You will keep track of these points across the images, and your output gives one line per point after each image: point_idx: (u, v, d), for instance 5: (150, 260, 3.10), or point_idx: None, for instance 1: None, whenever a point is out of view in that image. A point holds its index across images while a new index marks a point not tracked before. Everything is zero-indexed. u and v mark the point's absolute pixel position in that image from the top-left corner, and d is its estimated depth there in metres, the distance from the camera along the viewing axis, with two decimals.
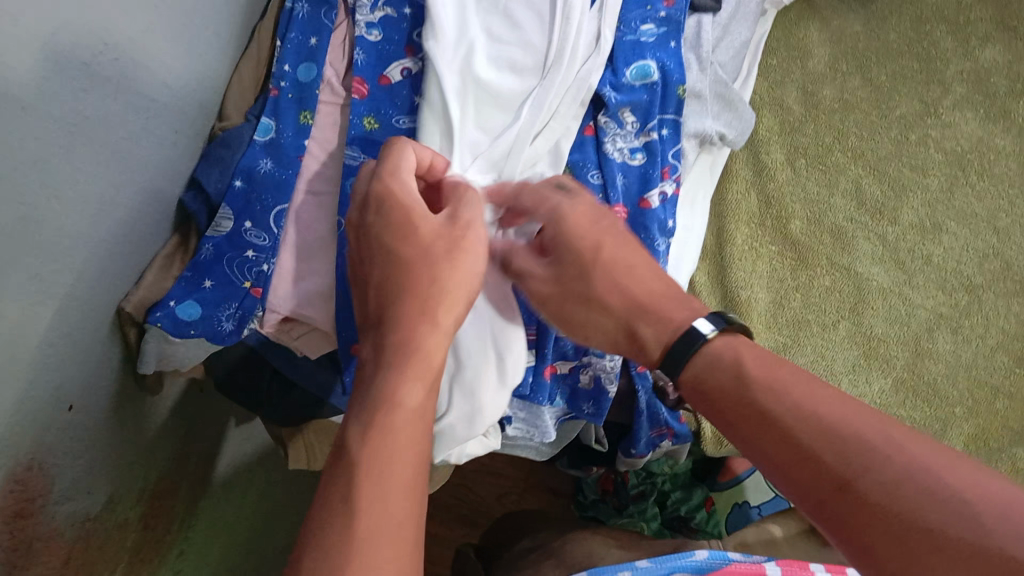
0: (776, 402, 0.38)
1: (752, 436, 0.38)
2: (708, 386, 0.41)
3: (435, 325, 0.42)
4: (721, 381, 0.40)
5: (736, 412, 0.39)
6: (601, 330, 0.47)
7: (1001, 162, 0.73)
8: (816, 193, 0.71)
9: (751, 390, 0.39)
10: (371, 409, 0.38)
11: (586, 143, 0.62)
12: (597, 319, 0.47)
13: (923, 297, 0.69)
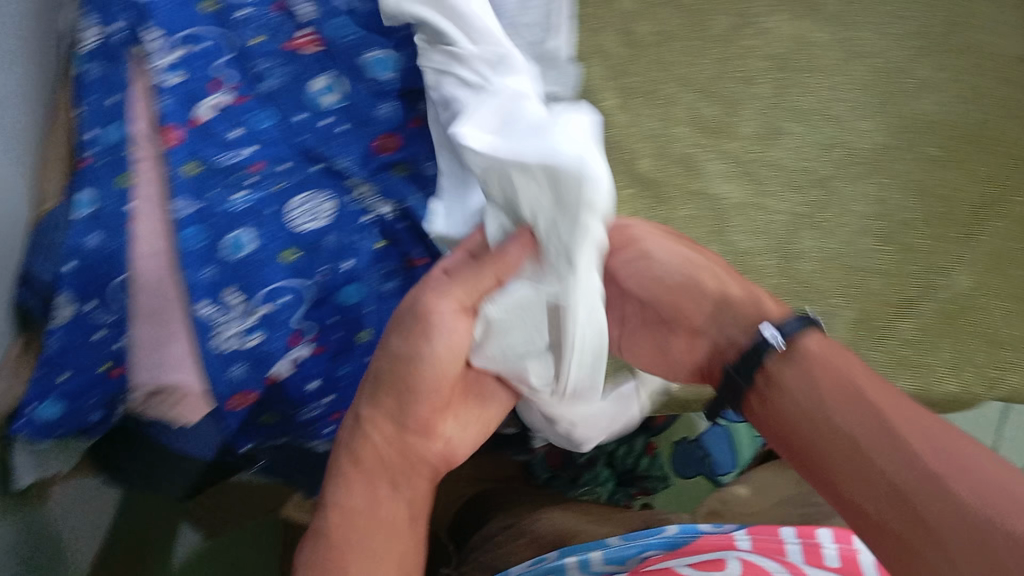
0: (866, 406, 0.48)
1: (816, 455, 0.49)
2: (775, 398, 0.53)
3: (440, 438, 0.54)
4: (797, 398, 0.51)
5: (835, 407, 0.49)
6: (696, 351, 0.60)
7: (822, 53, 0.74)
8: (655, 128, 0.72)
9: (848, 399, 0.49)
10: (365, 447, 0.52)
11: (414, 136, 0.62)
12: (694, 339, 0.60)
13: (780, 202, 0.71)
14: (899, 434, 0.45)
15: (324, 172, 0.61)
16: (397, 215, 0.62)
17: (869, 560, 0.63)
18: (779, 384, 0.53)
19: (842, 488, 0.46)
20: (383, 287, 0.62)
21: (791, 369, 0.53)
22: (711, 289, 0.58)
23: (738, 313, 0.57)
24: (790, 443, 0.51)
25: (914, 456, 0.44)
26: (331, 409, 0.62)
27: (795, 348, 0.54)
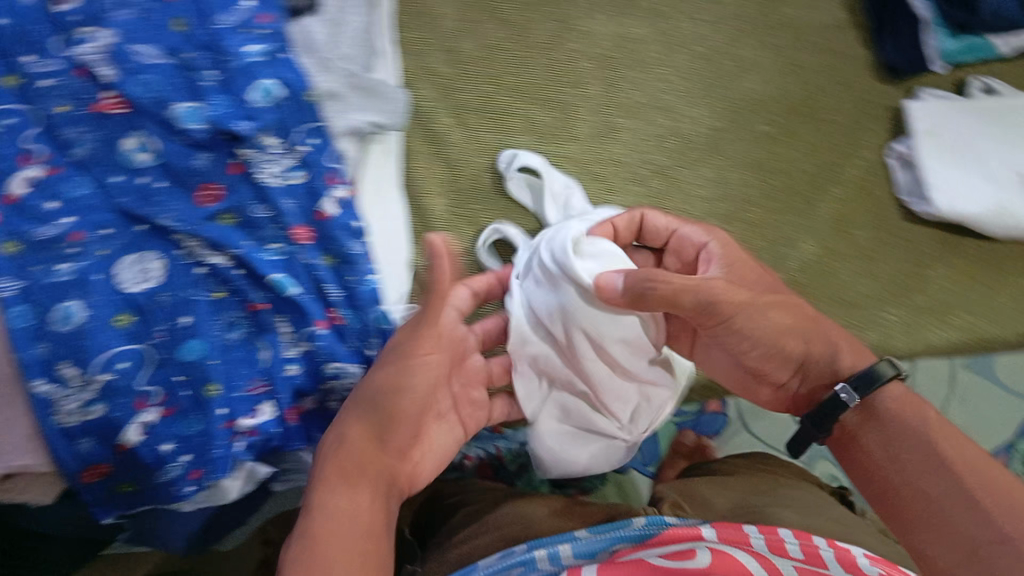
0: (937, 453, 0.53)
1: (894, 505, 0.54)
2: (865, 436, 0.57)
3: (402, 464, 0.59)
4: (870, 453, 0.57)
5: (908, 454, 0.55)
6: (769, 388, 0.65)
7: (645, 48, 0.76)
8: (493, 141, 0.73)
9: (922, 445, 0.54)
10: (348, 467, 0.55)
11: (237, 181, 0.61)
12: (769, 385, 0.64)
13: (625, 197, 0.72)
14: (977, 494, 0.51)
15: (150, 232, 0.60)
16: (232, 262, 0.61)
17: (834, 557, 0.58)
18: (863, 445, 0.57)
19: (911, 535, 0.53)
20: (226, 337, 0.61)
21: (872, 425, 0.57)
22: (795, 352, 0.61)
23: (816, 372, 0.60)
24: (869, 488, 0.56)
25: (975, 502, 0.50)
26: (191, 468, 0.60)
27: (875, 407, 0.58)
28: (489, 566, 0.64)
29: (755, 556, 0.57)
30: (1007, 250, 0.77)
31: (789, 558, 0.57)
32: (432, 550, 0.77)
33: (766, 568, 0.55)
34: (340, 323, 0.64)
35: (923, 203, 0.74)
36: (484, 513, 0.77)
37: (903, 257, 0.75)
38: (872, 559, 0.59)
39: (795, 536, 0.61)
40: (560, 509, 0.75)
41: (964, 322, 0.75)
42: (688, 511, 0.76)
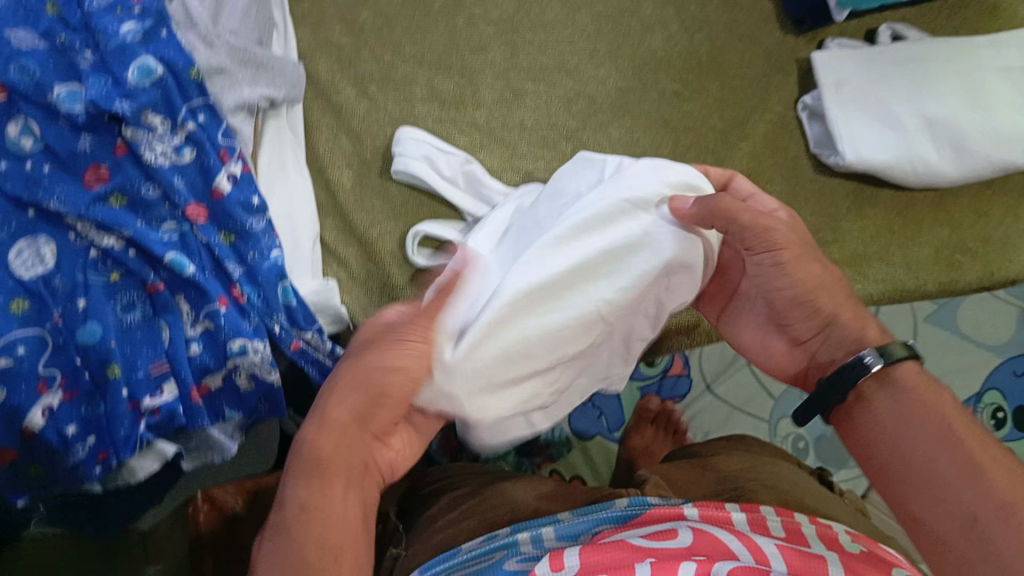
0: (897, 440, 0.52)
1: (899, 470, 0.51)
2: (861, 412, 0.55)
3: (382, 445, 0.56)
4: (879, 422, 0.53)
5: (882, 461, 0.53)
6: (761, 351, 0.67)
7: (546, 9, 0.78)
8: (397, 109, 0.74)
9: (913, 420, 0.52)
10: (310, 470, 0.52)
11: (125, 163, 0.62)
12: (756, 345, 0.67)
13: (534, 160, 0.73)
14: (977, 461, 0.48)
15: (39, 217, 0.60)
16: (124, 244, 0.62)
17: (811, 531, 0.61)
18: (867, 405, 0.54)
19: (904, 495, 0.51)
20: (125, 318, 0.61)
21: (884, 392, 0.54)
22: (828, 310, 0.59)
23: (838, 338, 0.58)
24: (873, 454, 0.54)
25: (981, 477, 0.47)
26: (96, 448, 0.61)
27: (888, 374, 0.54)
28: (473, 549, 0.63)
29: (736, 535, 0.58)
30: (919, 203, 0.77)
31: (769, 536, 0.59)
32: (415, 531, 0.74)
33: (747, 547, 0.56)
34: (241, 299, 0.64)
35: (834, 154, 0.74)
36: (469, 496, 0.74)
37: (816, 211, 0.76)
38: (854, 536, 0.63)
39: (777, 514, 0.62)
40: (549, 492, 0.73)
41: (882, 274, 0.75)
42: (670, 488, 0.73)
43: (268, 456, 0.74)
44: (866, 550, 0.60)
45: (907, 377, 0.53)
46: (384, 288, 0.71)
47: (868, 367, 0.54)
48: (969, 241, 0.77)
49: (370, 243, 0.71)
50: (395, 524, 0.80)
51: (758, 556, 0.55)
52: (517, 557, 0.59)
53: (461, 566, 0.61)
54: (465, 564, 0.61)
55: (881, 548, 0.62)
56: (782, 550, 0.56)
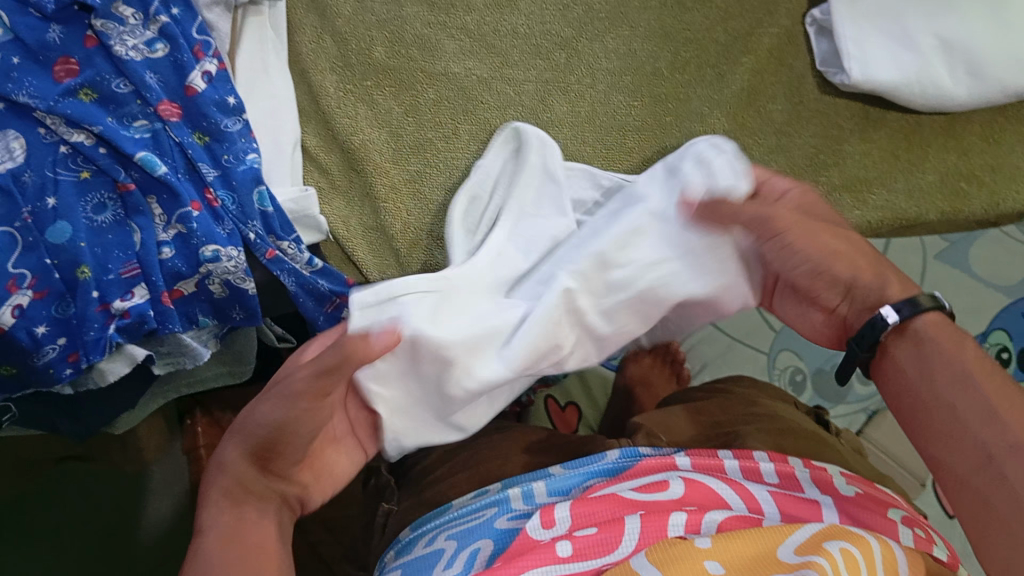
0: (929, 385, 0.50)
1: (925, 421, 0.50)
2: (887, 370, 0.53)
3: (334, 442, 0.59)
4: (902, 371, 0.52)
5: (915, 404, 0.51)
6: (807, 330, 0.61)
7: None
8: (385, 11, 0.71)
9: (934, 377, 0.50)
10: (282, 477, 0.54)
11: (94, 55, 0.59)
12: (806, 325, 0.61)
13: (526, 70, 0.72)
14: (993, 402, 0.46)
15: (10, 110, 0.57)
16: (95, 141, 0.59)
17: (807, 476, 0.59)
18: (891, 358, 0.53)
19: (931, 443, 0.49)
20: (95, 219, 0.59)
21: (906, 343, 0.52)
22: (845, 275, 0.56)
23: (862, 297, 0.55)
24: (901, 405, 0.52)
25: (1000, 419, 0.45)
26: (66, 350, 0.60)
27: (909, 326, 0.52)
28: (465, 505, 0.61)
29: (727, 482, 0.57)
30: (926, 125, 0.75)
31: (762, 484, 0.58)
32: (408, 486, 0.75)
33: (739, 495, 0.56)
34: (216, 204, 0.62)
35: (840, 73, 0.73)
36: (460, 450, 0.74)
37: (818, 130, 0.74)
38: (849, 478, 0.62)
39: (770, 459, 0.60)
40: (540, 439, 0.73)
41: (882, 202, 0.74)
42: (662, 438, 0.73)
43: (245, 365, 0.74)
44: (862, 492, 0.59)
45: (922, 325, 0.52)
46: (367, 202, 0.70)
47: (886, 323, 0.52)
48: (976, 168, 0.76)
49: (355, 152, 0.69)
50: (388, 477, 0.80)
51: (750, 504, 0.55)
52: (507, 515, 0.56)
53: (451, 525, 0.58)
54: (453, 523, 0.59)
55: (877, 489, 0.61)
56: (775, 496, 0.56)
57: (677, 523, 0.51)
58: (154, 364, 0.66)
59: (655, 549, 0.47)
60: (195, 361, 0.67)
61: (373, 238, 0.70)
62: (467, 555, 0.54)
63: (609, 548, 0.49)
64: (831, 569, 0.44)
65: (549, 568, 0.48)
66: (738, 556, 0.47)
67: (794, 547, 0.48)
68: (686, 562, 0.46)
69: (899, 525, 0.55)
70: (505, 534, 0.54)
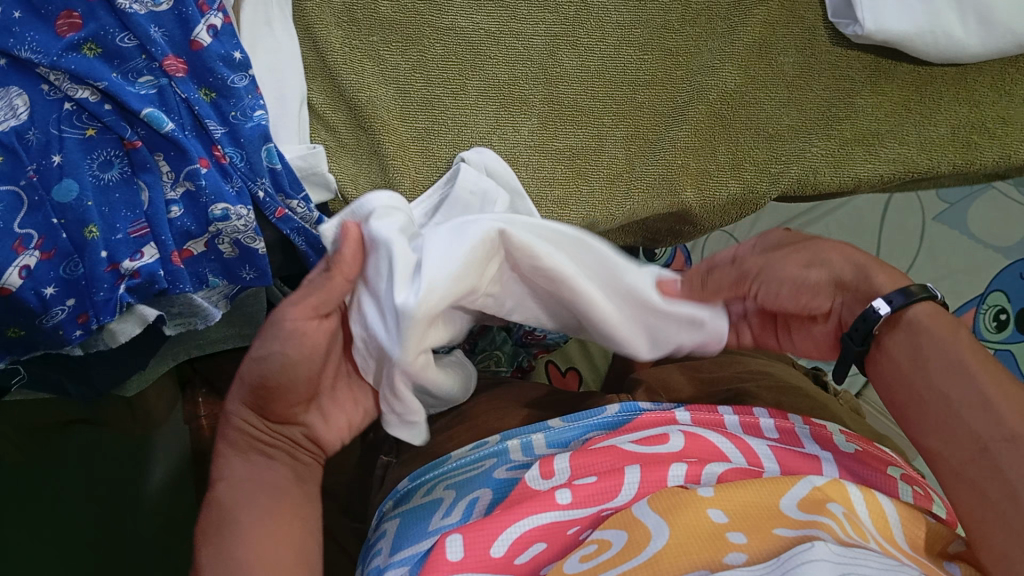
0: (916, 370, 0.51)
1: (916, 409, 0.51)
2: (879, 361, 0.54)
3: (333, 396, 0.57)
4: (897, 364, 0.53)
5: (906, 397, 0.52)
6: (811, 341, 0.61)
7: None
8: None
9: (911, 368, 0.52)
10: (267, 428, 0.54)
11: (97, 8, 0.57)
12: (806, 336, 0.60)
13: (534, 24, 0.72)
14: (989, 392, 0.47)
15: (11, 67, 0.56)
16: (99, 97, 0.57)
17: (806, 430, 0.59)
18: (885, 350, 0.54)
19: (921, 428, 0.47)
20: (102, 177, 0.58)
21: (901, 336, 0.53)
22: (836, 265, 0.55)
23: (862, 294, 0.55)
24: (891, 395, 0.53)
25: (993, 408, 0.47)
26: (76, 311, 0.58)
27: (900, 318, 0.53)
28: (462, 456, 0.60)
29: (726, 435, 0.56)
30: (938, 79, 0.75)
31: (762, 438, 0.58)
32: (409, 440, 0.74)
33: (738, 447, 0.55)
34: (224, 161, 0.61)
35: (853, 24, 0.72)
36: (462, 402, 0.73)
37: (831, 82, 0.74)
38: (847, 434, 0.62)
39: (769, 415, 0.61)
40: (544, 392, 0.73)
41: (895, 154, 0.73)
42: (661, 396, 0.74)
43: (253, 326, 0.73)
44: (861, 449, 0.59)
45: (915, 317, 0.52)
46: (375, 159, 0.68)
47: (879, 315, 0.52)
48: (987, 121, 0.75)
49: (362, 108, 0.68)
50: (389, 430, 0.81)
51: (750, 458, 0.54)
52: (507, 465, 0.56)
53: (449, 476, 0.58)
54: (452, 474, 0.58)
55: (874, 445, 0.61)
56: (776, 452, 0.55)
57: (677, 475, 0.51)
58: (164, 325, 0.65)
59: (659, 498, 0.47)
60: (205, 322, 0.66)
61: None
62: (466, 504, 0.54)
63: (608, 498, 0.50)
64: (840, 530, 0.43)
65: (551, 516, 0.49)
66: (746, 504, 0.46)
67: (796, 500, 0.47)
68: (688, 509, 0.45)
69: (898, 483, 0.55)
70: (504, 484, 0.55)
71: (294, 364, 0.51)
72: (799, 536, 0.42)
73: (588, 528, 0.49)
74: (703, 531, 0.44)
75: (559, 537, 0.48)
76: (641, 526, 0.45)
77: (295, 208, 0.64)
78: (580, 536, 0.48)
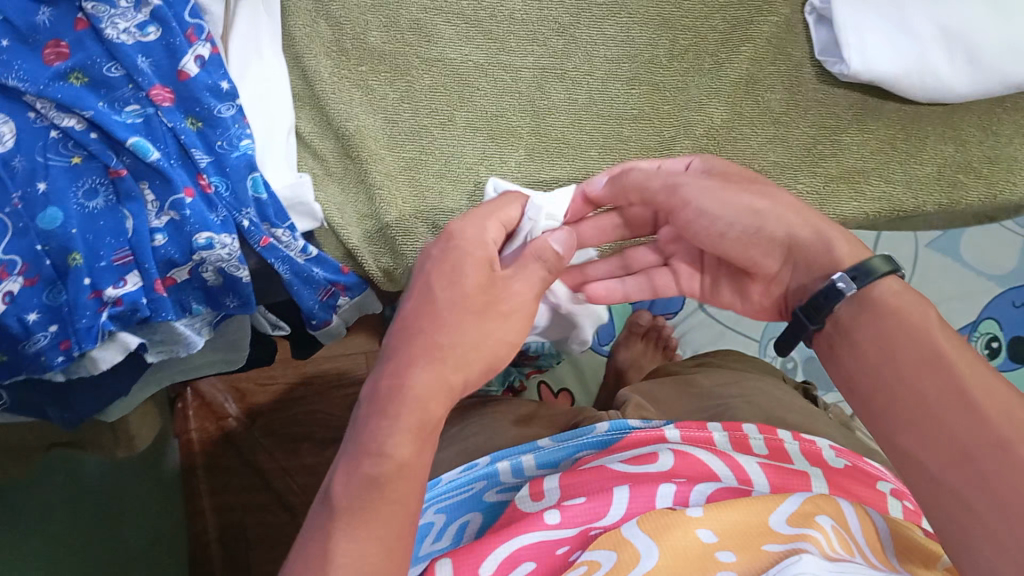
0: (886, 366, 0.44)
1: (889, 409, 0.43)
2: (844, 356, 0.47)
3: (432, 374, 0.44)
4: (862, 354, 0.45)
5: (886, 400, 0.43)
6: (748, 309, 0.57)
7: None
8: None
9: (907, 369, 0.42)
10: (384, 397, 0.43)
11: (84, 38, 0.58)
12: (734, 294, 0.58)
13: (523, 56, 0.73)
14: (964, 387, 0.40)
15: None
16: (86, 126, 0.58)
17: (796, 449, 0.60)
18: (847, 341, 0.47)
19: (886, 429, 0.43)
20: (87, 205, 0.58)
21: (863, 319, 0.46)
22: (778, 234, 0.51)
23: (810, 260, 0.49)
24: (856, 394, 0.45)
25: (972, 406, 0.39)
26: (58, 338, 0.58)
27: (868, 295, 0.46)
28: (451, 479, 0.58)
29: (716, 453, 0.57)
30: (925, 117, 0.76)
31: (752, 455, 0.58)
32: None
33: (728, 466, 0.55)
34: (209, 191, 0.61)
35: (839, 62, 0.73)
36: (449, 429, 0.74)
37: (817, 120, 0.75)
38: (837, 450, 0.62)
39: (759, 432, 0.61)
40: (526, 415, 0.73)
41: (881, 192, 0.74)
42: (649, 409, 0.74)
43: (240, 351, 0.73)
44: (851, 465, 0.58)
45: (889, 295, 0.45)
46: (361, 188, 0.69)
47: (840, 291, 0.46)
48: (975, 161, 0.76)
49: (351, 138, 0.68)
50: None
51: (739, 474, 0.54)
52: (497, 487, 0.57)
53: (438, 497, 0.56)
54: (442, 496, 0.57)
55: (866, 461, 0.61)
56: (764, 469, 0.55)
57: (666, 496, 0.50)
58: (145, 353, 0.65)
59: (648, 519, 0.46)
60: (185, 351, 0.66)
61: (368, 225, 0.69)
62: (456, 529, 0.54)
63: (597, 517, 0.49)
64: (827, 544, 0.43)
65: (537, 535, 0.48)
66: (733, 525, 0.46)
67: (786, 517, 0.47)
68: (675, 529, 0.45)
69: (887, 497, 0.56)
70: (493, 508, 0.55)
71: (443, 335, 0.46)
72: (785, 551, 0.42)
73: (577, 549, 0.48)
74: (691, 551, 0.44)
75: (547, 556, 0.47)
76: (629, 545, 0.45)
77: (280, 237, 0.65)
78: (569, 557, 0.47)
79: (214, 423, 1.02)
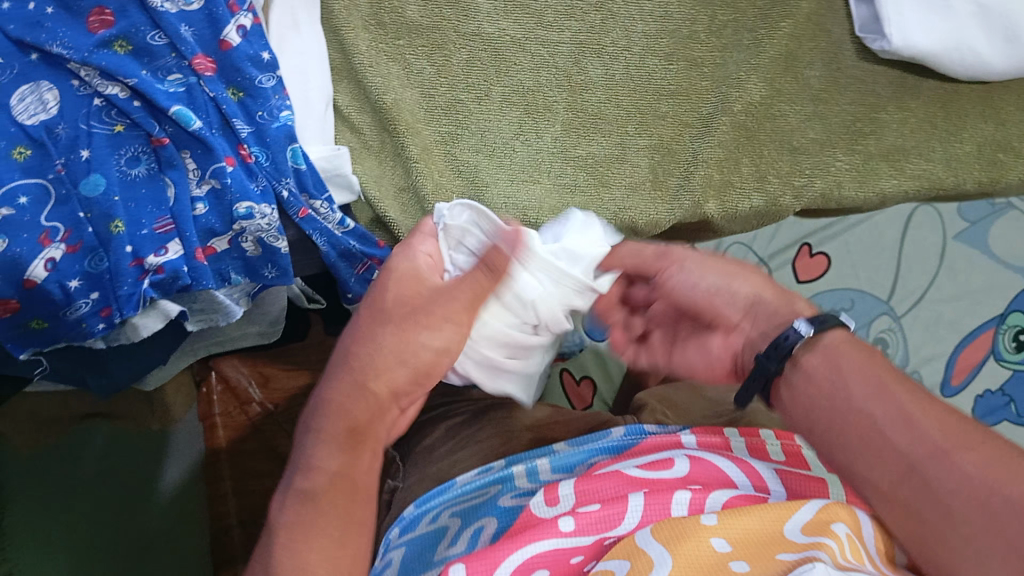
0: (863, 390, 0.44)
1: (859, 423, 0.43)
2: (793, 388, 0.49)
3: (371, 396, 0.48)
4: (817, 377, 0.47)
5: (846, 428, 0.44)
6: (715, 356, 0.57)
7: None
8: None
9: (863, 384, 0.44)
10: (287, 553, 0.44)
11: (128, 6, 0.57)
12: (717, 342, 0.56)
13: (560, 32, 0.72)
14: None
15: (42, 61, 0.55)
16: (128, 94, 0.57)
17: (812, 454, 0.59)
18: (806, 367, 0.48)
19: (858, 453, 0.43)
20: (129, 173, 0.58)
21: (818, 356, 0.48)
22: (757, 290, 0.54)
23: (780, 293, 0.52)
24: (814, 420, 0.47)
25: None
26: (99, 305, 0.58)
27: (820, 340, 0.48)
28: (469, 482, 0.59)
29: (733, 459, 0.56)
30: (964, 95, 0.77)
31: (769, 462, 0.57)
32: (412, 462, 0.74)
33: (744, 472, 0.55)
34: (249, 160, 0.62)
35: (880, 38, 0.73)
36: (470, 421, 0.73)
37: (854, 98, 0.75)
38: None
39: (776, 438, 0.61)
40: (547, 421, 0.72)
41: (920, 171, 0.76)
42: (667, 415, 0.75)
43: (274, 324, 0.75)
44: None
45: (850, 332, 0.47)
46: (399, 160, 0.69)
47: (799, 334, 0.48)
48: (1011, 138, 0.78)
49: (388, 112, 0.68)
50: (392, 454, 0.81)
51: (754, 480, 0.54)
52: (511, 493, 0.56)
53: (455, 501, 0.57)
54: (456, 500, 0.57)
55: None
56: (783, 476, 0.54)
57: (682, 502, 0.49)
58: (186, 321, 0.66)
59: (662, 527, 0.45)
60: (225, 321, 0.67)
61: (405, 198, 0.70)
62: (471, 534, 0.52)
63: (610, 527, 0.49)
64: (839, 554, 0.43)
65: (552, 542, 0.47)
66: (748, 530, 0.45)
67: (800, 525, 0.46)
68: (689, 539, 0.44)
69: None
70: (508, 511, 0.54)
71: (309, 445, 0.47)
72: (799, 560, 0.42)
73: (592, 559, 0.47)
74: (705, 560, 0.43)
75: (562, 565, 0.47)
76: (643, 556, 0.44)
77: (318, 208, 0.65)
78: (584, 567, 0.47)
79: (236, 408, 1.01)
